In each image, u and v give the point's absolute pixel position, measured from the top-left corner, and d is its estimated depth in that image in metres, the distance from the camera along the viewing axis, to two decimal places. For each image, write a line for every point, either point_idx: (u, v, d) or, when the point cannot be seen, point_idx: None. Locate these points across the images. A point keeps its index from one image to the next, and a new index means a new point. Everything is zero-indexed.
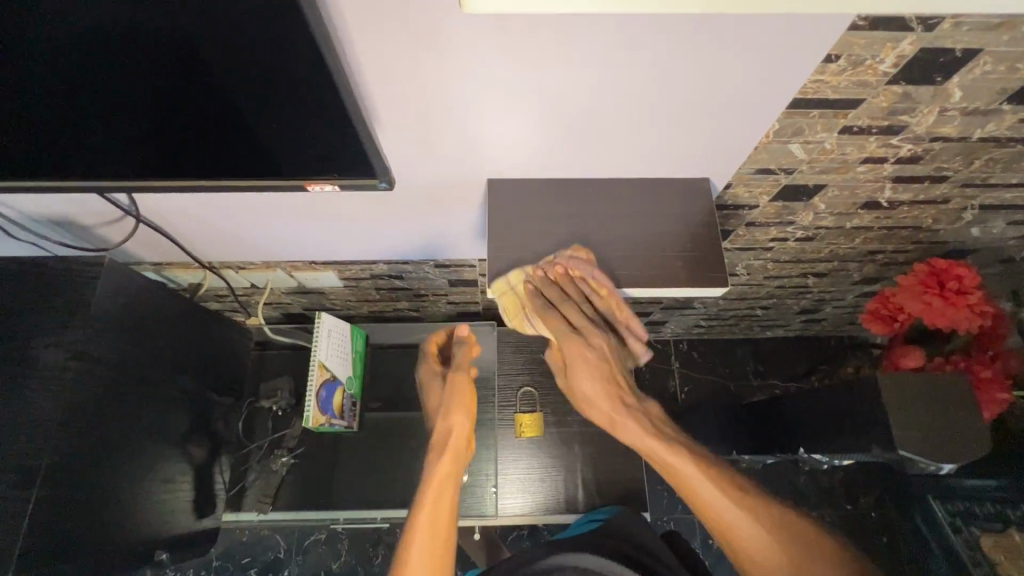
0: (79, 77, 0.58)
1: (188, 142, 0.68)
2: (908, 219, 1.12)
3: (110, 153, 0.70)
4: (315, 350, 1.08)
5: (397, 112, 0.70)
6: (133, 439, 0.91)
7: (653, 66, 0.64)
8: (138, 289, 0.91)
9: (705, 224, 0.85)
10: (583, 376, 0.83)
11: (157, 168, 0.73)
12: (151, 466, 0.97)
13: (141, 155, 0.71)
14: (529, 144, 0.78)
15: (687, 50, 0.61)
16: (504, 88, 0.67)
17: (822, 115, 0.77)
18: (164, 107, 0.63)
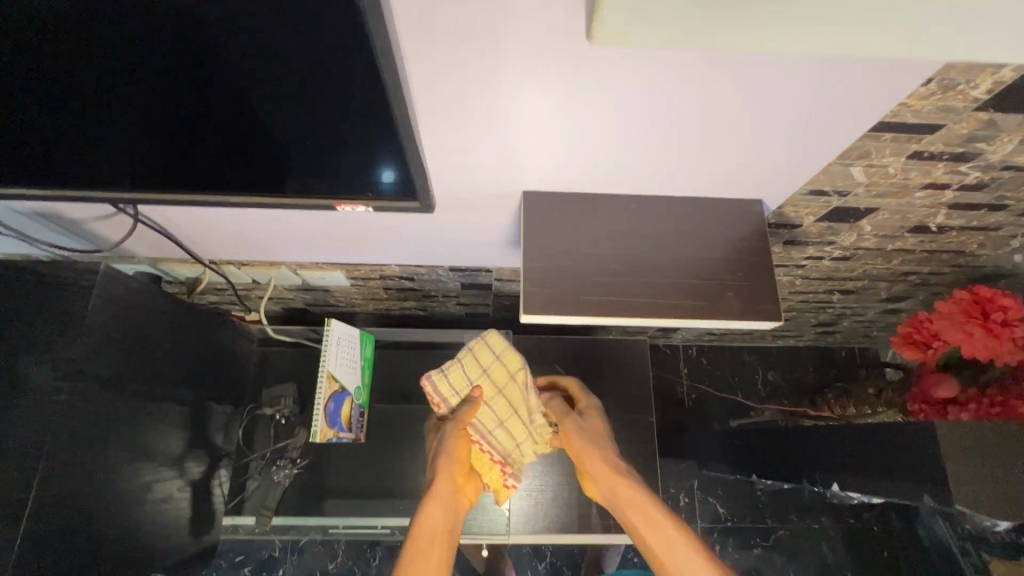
0: (86, 66, 0.52)
1: (202, 142, 0.62)
2: (953, 244, 1.06)
3: (114, 152, 0.64)
4: (323, 361, 1.02)
5: (435, 117, 0.62)
6: (124, 465, 0.84)
7: (729, 85, 0.56)
8: (133, 300, 0.83)
9: (760, 253, 0.77)
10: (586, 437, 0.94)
11: (168, 172, 0.67)
12: (144, 489, 0.90)
13: (148, 157, 0.64)
14: (575, 158, 0.70)
15: (771, 70, 0.54)
16: (558, 99, 0.59)
17: (894, 139, 0.70)
18: (179, 102, 0.56)
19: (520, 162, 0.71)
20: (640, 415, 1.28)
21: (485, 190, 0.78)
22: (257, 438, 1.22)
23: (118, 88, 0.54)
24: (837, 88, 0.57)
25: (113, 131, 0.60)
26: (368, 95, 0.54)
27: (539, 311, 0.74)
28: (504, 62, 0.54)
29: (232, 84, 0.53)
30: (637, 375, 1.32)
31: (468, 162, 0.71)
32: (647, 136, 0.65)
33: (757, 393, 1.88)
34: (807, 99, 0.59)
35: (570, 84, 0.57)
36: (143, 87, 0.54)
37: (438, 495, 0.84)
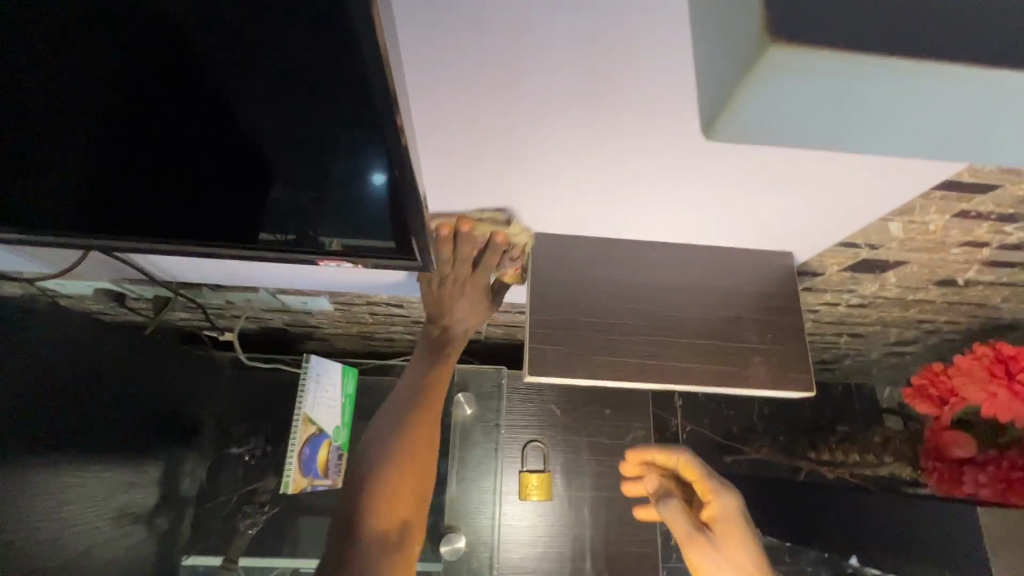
0: (27, 80, 0.41)
1: (158, 194, 0.50)
2: (975, 298, 1.01)
3: (40, 196, 0.50)
4: (301, 400, 0.92)
5: (440, 150, 0.54)
6: (36, 527, 0.72)
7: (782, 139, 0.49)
8: (46, 336, 0.74)
9: (788, 315, 0.70)
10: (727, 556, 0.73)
11: (105, 218, 0.51)
12: (63, 549, 0.78)
13: (85, 200, 0.50)
14: (595, 204, 0.63)
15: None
16: (587, 138, 0.52)
17: (944, 197, 0.64)
18: (138, 139, 0.45)
19: (531, 204, 0.63)
20: None
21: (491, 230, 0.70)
22: (222, 477, 1.14)
23: (62, 112, 0.43)
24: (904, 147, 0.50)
25: (47, 170, 0.47)
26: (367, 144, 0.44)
27: (545, 371, 0.65)
28: (528, 95, 0.47)
29: (209, 114, 0.43)
30: (637, 418, 1.24)
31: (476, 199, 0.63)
32: (679, 188, 0.58)
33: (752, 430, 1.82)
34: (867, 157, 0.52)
35: (604, 122, 0.49)
36: (97, 117, 0.44)
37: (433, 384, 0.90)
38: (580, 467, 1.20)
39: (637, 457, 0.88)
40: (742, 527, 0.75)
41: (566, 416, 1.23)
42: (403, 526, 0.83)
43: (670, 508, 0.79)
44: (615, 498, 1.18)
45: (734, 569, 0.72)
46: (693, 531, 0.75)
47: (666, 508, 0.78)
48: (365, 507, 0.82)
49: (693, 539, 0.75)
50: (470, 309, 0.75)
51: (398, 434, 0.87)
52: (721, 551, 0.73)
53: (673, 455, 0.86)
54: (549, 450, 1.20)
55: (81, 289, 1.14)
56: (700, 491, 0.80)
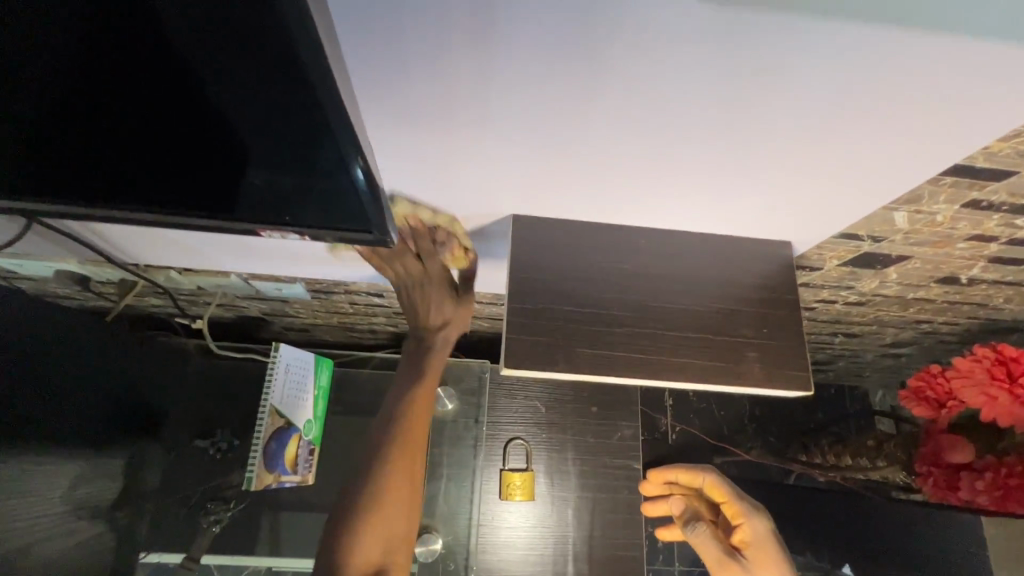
0: None
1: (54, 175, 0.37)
2: (977, 297, 0.97)
3: None
4: (268, 392, 0.86)
5: (394, 111, 0.49)
6: None
7: (779, 106, 0.45)
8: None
9: (785, 307, 0.65)
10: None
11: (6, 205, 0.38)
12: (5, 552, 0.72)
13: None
14: (575, 182, 0.58)
15: (842, 85, 0.42)
16: (564, 106, 0.46)
17: (954, 184, 0.59)
18: (43, 105, 0.33)
19: (505, 179, 0.58)
20: (626, 461, 1.16)
21: (465, 205, 0.64)
22: (187, 472, 1.09)
23: None
24: (913, 119, 0.46)
25: None
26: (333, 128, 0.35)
27: (524, 363, 0.60)
28: (486, 51, 0.41)
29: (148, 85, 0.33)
30: (625, 416, 1.19)
31: (445, 171, 0.57)
32: (667, 165, 0.53)
33: (743, 429, 1.80)
34: (874, 130, 0.48)
35: (583, 90, 0.44)
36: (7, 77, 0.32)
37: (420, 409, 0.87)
38: (564, 466, 1.15)
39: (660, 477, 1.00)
40: (772, 549, 0.81)
41: (550, 412, 1.18)
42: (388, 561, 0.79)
43: (699, 533, 0.85)
44: (599, 500, 1.14)
45: None
46: (725, 557, 0.81)
47: (696, 534, 0.84)
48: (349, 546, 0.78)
49: (724, 565, 0.81)
50: (444, 307, 0.80)
51: (382, 460, 0.83)
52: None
53: (699, 477, 0.94)
54: (532, 448, 1.15)
55: (40, 271, 1.07)
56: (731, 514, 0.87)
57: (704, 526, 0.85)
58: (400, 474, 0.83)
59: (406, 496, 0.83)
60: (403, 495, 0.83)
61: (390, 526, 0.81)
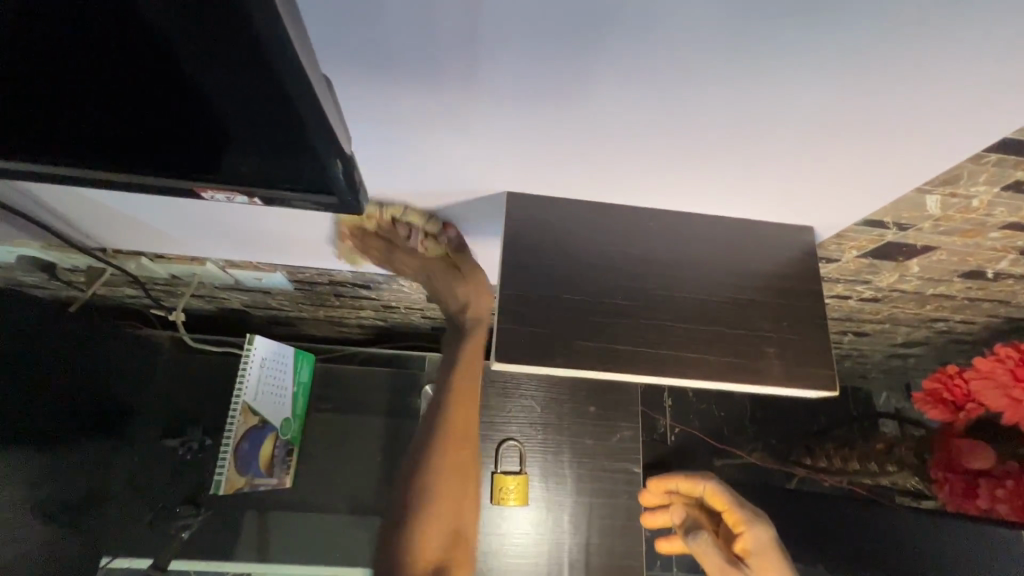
0: None
1: (11, 119, 0.34)
2: (1001, 294, 0.91)
3: None
4: (241, 388, 0.79)
5: (361, 64, 0.41)
6: None
7: (827, 57, 0.38)
8: None
9: (808, 297, 0.59)
10: None
11: None
12: None
13: None
14: (578, 154, 0.51)
15: (904, 31, 0.36)
16: (572, 60, 0.39)
17: (998, 163, 0.53)
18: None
19: (499, 150, 0.51)
20: (625, 464, 1.10)
21: (453, 179, 0.57)
22: (156, 473, 1.02)
23: None
24: (978, 76, 0.40)
25: None
26: (312, 130, 0.34)
27: (516, 358, 0.52)
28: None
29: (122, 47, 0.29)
30: (624, 416, 1.13)
31: (430, 136, 0.50)
32: (684, 133, 0.47)
33: (745, 431, 1.74)
34: (930, 90, 0.41)
35: (594, 41, 0.37)
36: None
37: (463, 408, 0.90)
38: (560, 470, 1.09)
39: (660, 486, 0.91)
40: (776, 559, 0.75)
41: (545, 412, 1.11)
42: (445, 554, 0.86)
43: (700, 542, 0.79)
44: (597, 505, 1.08)
45: None
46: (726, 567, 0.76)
47: (697, 543, 0.78)
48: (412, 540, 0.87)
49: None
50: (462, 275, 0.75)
51: (431, 466, 0.92)
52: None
53: (700, 484, 0.87)
54: (526, 450, 1.08)
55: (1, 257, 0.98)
56: (731, 521, 0.81)
57: (705, 534, 0.79)
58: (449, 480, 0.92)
59: (459, 495, 0.93)
60: (456, 496, 0.93)
61: (446, 526, 0.91)
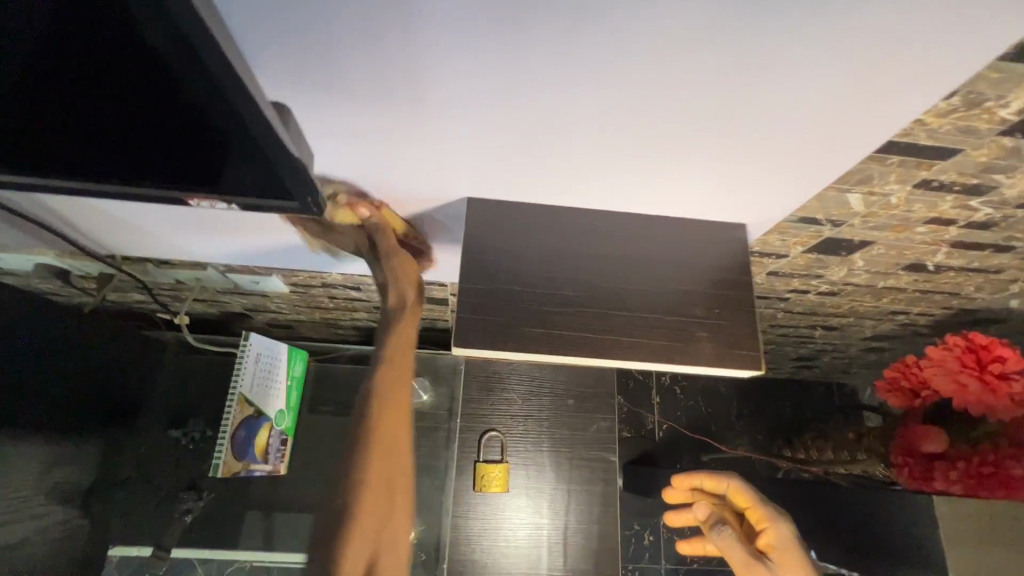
0: None
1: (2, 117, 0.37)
2: (949, 285, 0.97)
3: None
4: (236, 380, 0.86)
5: (306, 81, 0.47)
6: None
7: (717, 65, 0.44)
8: None
9: (740, 286, 0.65)
10: None
11: None
12: None
13: None
14: (522, 157, 0.57)
15: (778, 41, 0.41)
16: (497, 68, 0.45)
17: (902, 163, 0.60)
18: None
19: (451, 156, 0.58)
20: (603, 453, 1.16)
21: (418, 185, 0.64)
22: (162, 462, 1.10)
23: None
24: (862, 77, 0.45)
25: None
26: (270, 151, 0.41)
27: (473, 343, 0.59)
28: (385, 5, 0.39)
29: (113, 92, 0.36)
30: (601, 409, 1.19)
31: (387, 142, 0.56)
32: (612, 135, 0.53)
33: (732, 425, 1.82)
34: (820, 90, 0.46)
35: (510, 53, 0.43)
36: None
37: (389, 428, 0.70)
38: (542, 460, 1.15)
39: (684, 483, 0.95)
40: (799, 558, 0.74)
41: (525, 405, 1.17)
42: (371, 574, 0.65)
43: (725, 537, 0.79)
44: (576, 493, 1.14)
45: None
46: (753, 559, 0.76)
47: (722, 536, 0.78)
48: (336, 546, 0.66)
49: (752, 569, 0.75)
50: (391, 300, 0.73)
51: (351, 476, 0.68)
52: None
53: (723, 482, 0.89)
54: (508, 441, 1.14)
55: (19, 264, 1.06)
56: (754, 518, 0.82)
57: (731, 529, 0.79)
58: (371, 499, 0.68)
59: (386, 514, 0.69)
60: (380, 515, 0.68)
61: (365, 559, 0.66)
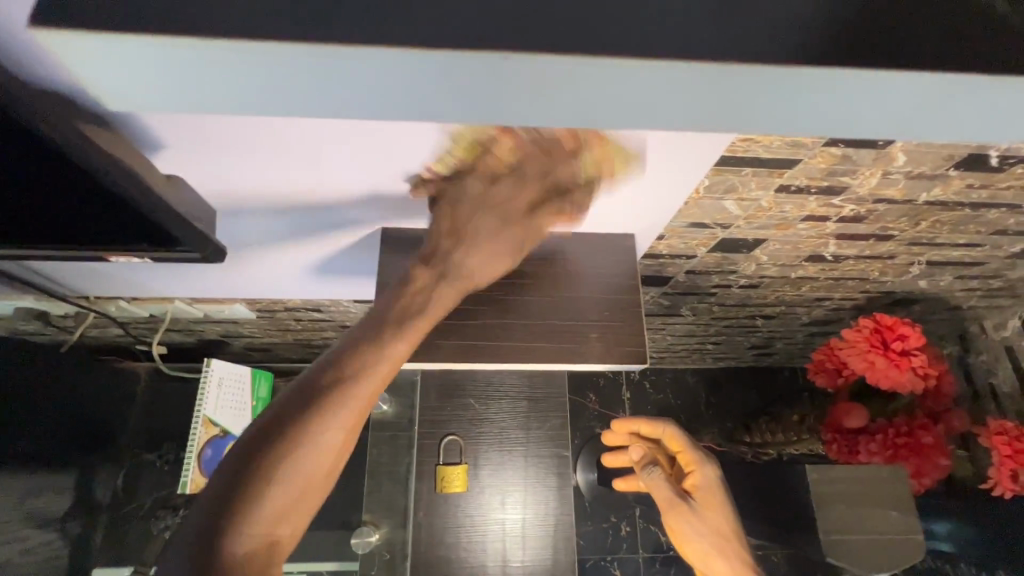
0: None
1: None
2: (856, 272, 1.05)
3: None
4: (200, 403, 0.96)
5: (199, 155, 0.54)
6: None
7: None
8: None
9: (626, 290, 0.73)
10: (697, 527, 0.85)
11: None
12: None
13: None
14: (413, 208, 0.68)
15: None
16: (365, 155, 0.56)
17: (755, 173, 0.68)
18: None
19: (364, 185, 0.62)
20: (558, 449, 1.24)
21: (326, 224, 0.72)
22: (141, 486, 1.17)
23: None
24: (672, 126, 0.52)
25: None
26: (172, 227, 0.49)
27: None
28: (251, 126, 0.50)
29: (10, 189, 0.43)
30: (554, 408, 1.26)
31: (288, 201, 0.65)
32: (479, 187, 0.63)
33: (700, 416, 1.89)
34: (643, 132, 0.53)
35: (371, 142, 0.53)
36: None
37: (361, 397, 0.50)
38: (501, 460, 1.23)
39: (622, 427, 1.00)
40: (718, 495, 0.87)
41: (482, 409, 1.24)
42: (268, 566, 0.45)
43: (654, 477, 0.89)
44: (533, 487, 1.22)
45: (709, 534, 0.84)
46: (674, 498, 0.86)
47: (651, 476, 0.89)
48: (222, 524, 0.45)
49: (676, 505, 0.86)
50: (440, 235, 0.58)
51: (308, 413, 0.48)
52: (700, 519, 0.85)
53: (659, 428, 0.96)
54: (467, 444, 1.22)
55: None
56: (684, 461, 0.93)
57: (659, 469, 0.89)
58: (323, 451, 0.49)
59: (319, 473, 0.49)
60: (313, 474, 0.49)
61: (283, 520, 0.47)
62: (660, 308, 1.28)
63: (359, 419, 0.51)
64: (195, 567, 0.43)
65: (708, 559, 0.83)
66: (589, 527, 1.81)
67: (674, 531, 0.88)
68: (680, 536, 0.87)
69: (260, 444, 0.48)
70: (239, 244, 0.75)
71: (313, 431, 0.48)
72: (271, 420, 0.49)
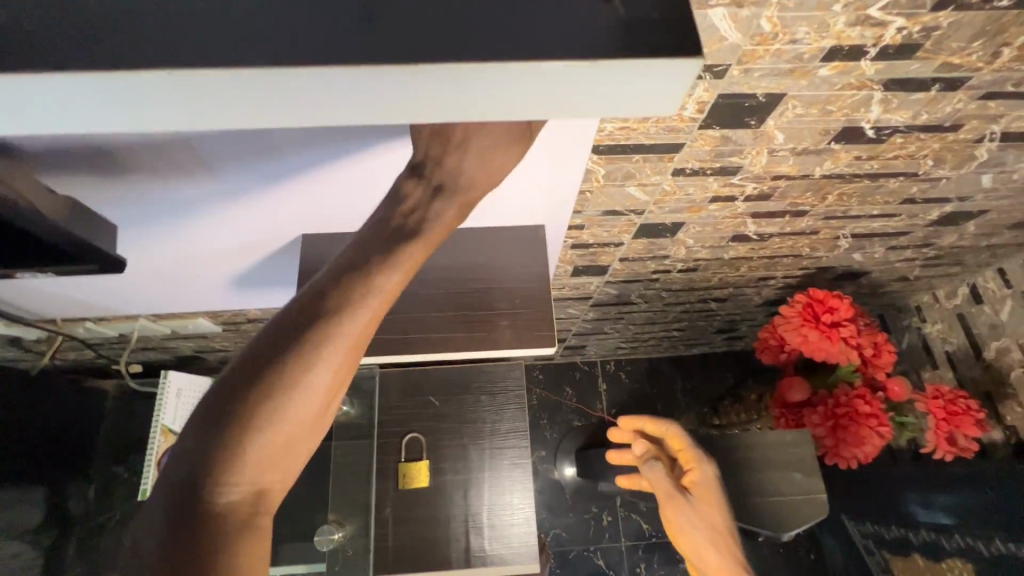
0: None
1: None
2: (787, 249, 1.08)
3: None
4: (157, 414, 1.01)
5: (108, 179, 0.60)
6: None
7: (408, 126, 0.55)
8: None
9: (535, 278, 0.77)
10: (695, 519, 0.79)
11: None
12: None
13: None
14: (321, 216, 0.75)
15: None
16: (259, 174, 0.63)
17: (645, 159, 0.71)
18: None
19: (269, 199, 0.69)
20: (517, 440, 1.27)
21: (242, 237, 0.78)
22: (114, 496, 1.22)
23: None
24: None
25: None
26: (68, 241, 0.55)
27: None
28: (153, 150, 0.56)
29: None
30: (511, 401, 1.30)
31: (202, 218, 0.72)
32: (373, 171, 0.65)
33: (676, 403, 1.92)
34: None
35: (262, 164, 0.61)
36: None
37: (352, 332, 0.39)
38: (461, 454, 1.26)
39: (630, 424, 0.94)
40: (717, 493, 0.82)
41: (444, 406, 1.27)
42: (251, 521, 0.36)
43: (655, 470, 0.84)
44: (493, 478, 1.25)
45: (704, 525, 0.79)
46: (674, 491, 0.81)
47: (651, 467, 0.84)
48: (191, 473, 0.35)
49: (673, 497, 0.81)
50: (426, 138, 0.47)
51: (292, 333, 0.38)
52: (697, 513, 0.80)
53: (664, 426, 0.90)
54: (428, 440, 1.25)
55: None
56: (683, 460, 0.88)
57: (659, 463, 0.85)
58: (310, 381, 0.38)
59: (303, 408, 0.38)
60: (298, 408, 0.37)
61: (266, 464, 0.37)
62: (612, 297, 1.32)
63: (352, 350, 0.40)
64: (172, 528, 0.34)
65: (702, 550, 0.77)
66: (571, 519, 1.83)
67: (669, 525, 0.82)
68: (675, 530, 0.80)
69: (238, 368, 0.38)
70: (167, 254, 0.80)
71: (303, 364, 0.38)
72: (235, 363, 0.39)
